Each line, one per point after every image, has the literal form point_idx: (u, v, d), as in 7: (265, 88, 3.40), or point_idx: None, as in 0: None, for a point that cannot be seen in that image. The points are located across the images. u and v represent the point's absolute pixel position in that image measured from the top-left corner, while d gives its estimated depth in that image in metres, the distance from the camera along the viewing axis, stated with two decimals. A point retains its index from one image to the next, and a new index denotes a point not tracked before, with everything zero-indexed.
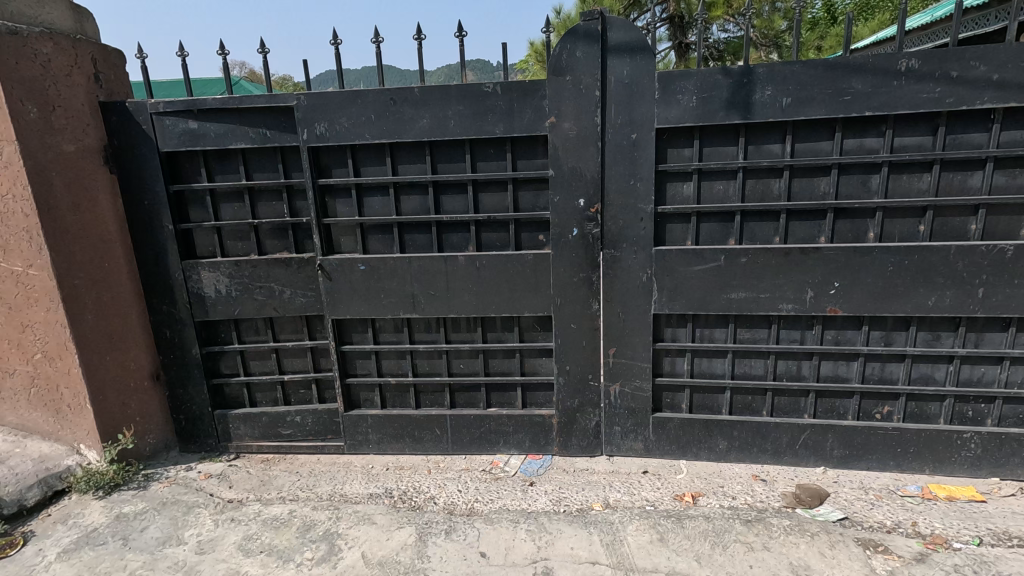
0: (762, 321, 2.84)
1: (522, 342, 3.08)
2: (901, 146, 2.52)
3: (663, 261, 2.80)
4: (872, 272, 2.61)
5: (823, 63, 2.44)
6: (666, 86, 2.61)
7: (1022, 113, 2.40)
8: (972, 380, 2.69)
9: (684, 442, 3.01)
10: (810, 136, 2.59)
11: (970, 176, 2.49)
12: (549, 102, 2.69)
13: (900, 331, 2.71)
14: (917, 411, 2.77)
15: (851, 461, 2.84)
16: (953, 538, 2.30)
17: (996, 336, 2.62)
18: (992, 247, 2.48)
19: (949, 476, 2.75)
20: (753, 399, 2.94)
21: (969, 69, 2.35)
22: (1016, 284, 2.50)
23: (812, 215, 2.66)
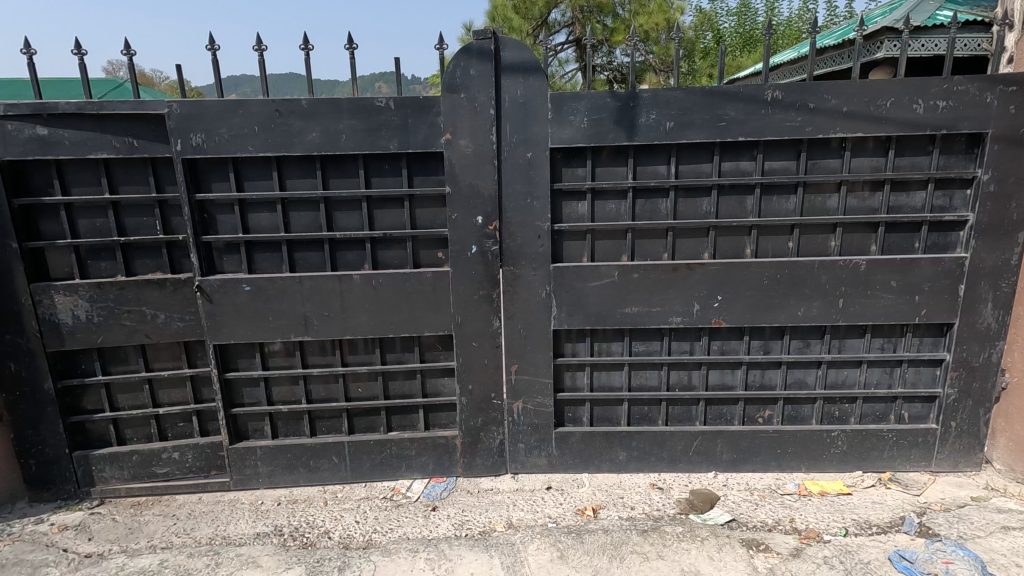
0: (655, 334, 2.96)
1: (423, 362, 3.01)
2: (770, 169, 2.74)
3: (561, 277, 2.85)
4: (750, 286, 2.80)
5: (701, 90, 2.61)
6: (558, 107, 2.67)
7: (868, 142, 2.69)
8: (838, 383, 2.95)
9: (586, 455, 3.05)
10: (692, 159, 2.75)
11: (828, 198, 2.76)
12: (445, 119, 2.67)
13: (776, 340, 2.93)
14: (793, 414, 3.00)
15: (739, 464, 3.01)
16: (824, 531, 2.49)
17: (856, 342, 2.90)
18: (848, 261, 2.74)
19: (821, 473, 2.99)
20: (650, 409, 3.05)
21: (824, 101, 2.60)
22: (869, 294, 2.77)
23: (696, 232, 2.82)
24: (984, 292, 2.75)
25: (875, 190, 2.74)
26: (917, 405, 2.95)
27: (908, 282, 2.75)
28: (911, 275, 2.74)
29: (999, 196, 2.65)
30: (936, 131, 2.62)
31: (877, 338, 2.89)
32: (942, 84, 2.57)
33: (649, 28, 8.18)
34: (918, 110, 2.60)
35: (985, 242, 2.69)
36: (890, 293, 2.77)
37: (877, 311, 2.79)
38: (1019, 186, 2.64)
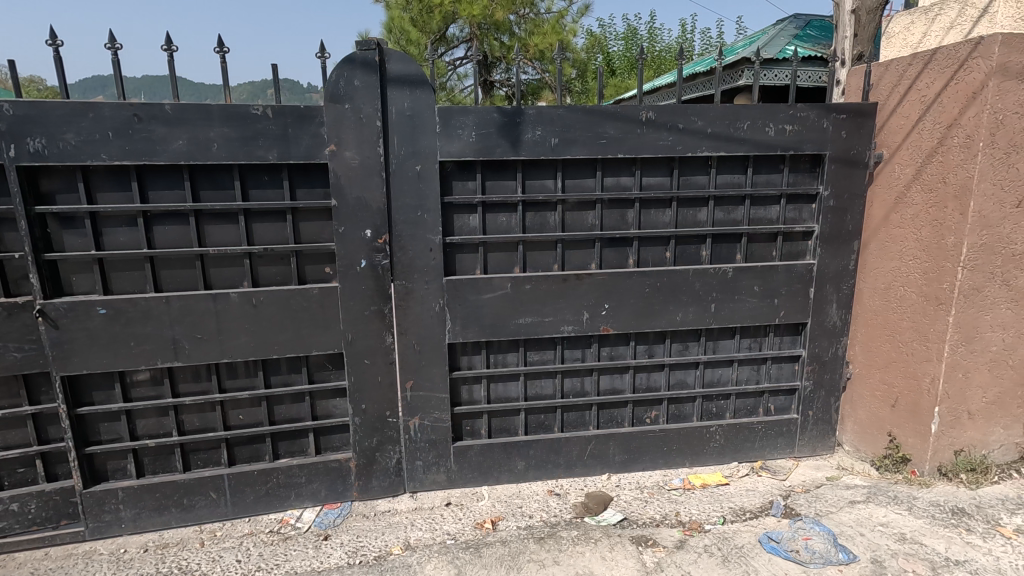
0: (548, 343, 3.03)
1: (312, 383, 2.85)
2: (647, 184, 2.92)
3: (455, 290, 2.84)
4: (633, 294, 2.96)
5: (582, 108, 2.74)
6: (446, 120, 2.68)
7: (731, 161, 2.96)
8: (714, 381, 3.19)
9: (485, 467, 3.05)
10: (577, 174, 2.87)
11: (699, 212, 2.99)
12: (328, 129, 2.58)
13: (659, 344, 3.12)
14: (677, 412, 3.20)
15: (630, 464, 3.16)
16: (705, 521, 2.67)
17: (728, 343, 3.16)
18: (718, 269, 2.99)
19: (703, 466, 3.21)
20: (546, 417, 3.11)
21: (691, 122, 2.83)
22: (736, 298, 3.04)
23: (583, 244, 2.94)
24: (830, 294, 3.11)
25: (738, 204, 3.01)
26: (781, 397, 3.26)
27: (768, 287, 3.05)
28: (770, 280, 3.04)
29: (837, 210, 3.03)
30: (785, 152, 2.94)
31: (746, 338, 3.17)
32: (788, 110, 2.89)
33: (544, 48, 8.51)
34: (770, 133, 2.90)
35: (828, 251, 3.05)
36: (754, 297, 3.05)
37: (743, 314, 3.07)
38: (852, 201, 3.03)
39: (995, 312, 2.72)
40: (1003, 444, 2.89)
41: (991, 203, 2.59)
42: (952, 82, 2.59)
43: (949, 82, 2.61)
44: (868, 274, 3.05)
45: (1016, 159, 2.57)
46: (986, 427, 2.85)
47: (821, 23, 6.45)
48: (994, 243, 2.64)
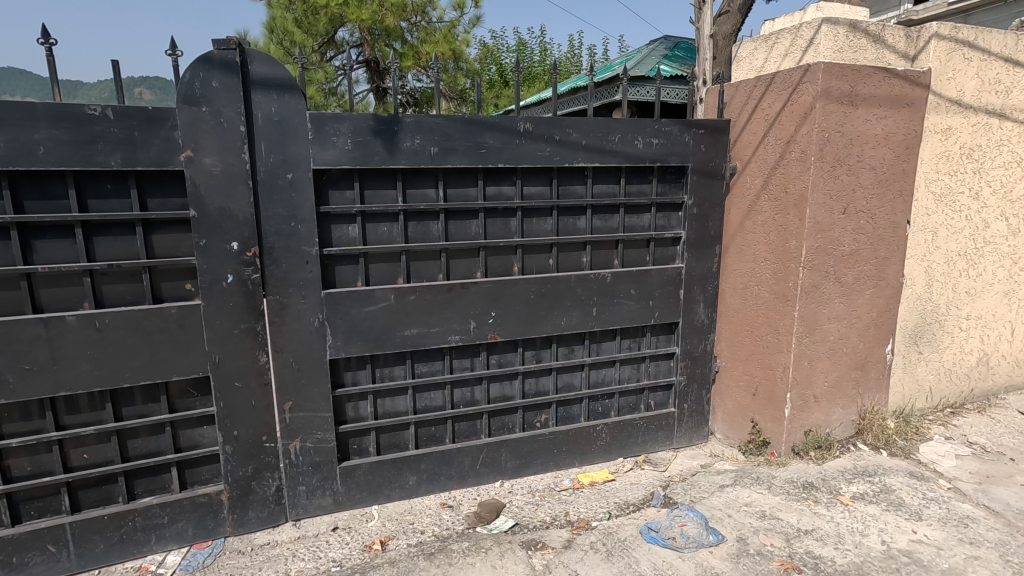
0: (436, 353, 2.99)
1: (173, 412, 2.59)
2: (528, 194, 2.99)
3: (334, 304, 2.71)
4: (518, 301, 3.01)
5: (461, 118, 2.75)
6: (318, 127, 2.56)
7: (606, 171, 3.12)
8: (599, 382, 3.33)
9: (375, 486, 2.93)
10: (458, 183, 2.87)
11: (578, 220, 3.12)
12: (183, 134, 2.36)
13: (546, 349, 3.19)
14: (565, 414, 3.29)
15: (522, 469, 3.19)
16: (592, 518, 2.77)
17: (609, 345, 3.31)
18: (597, 274, 3.13)
19: (591, 464, 3.34)
20: (437, 429, 3.06)
21: (566, 134, 2.94)
22: (616, 302, 3.20)
23: (468, 253, 2.94)
24: (698, 295, 3.37)
25: (613, 212, 3.18)
26: (660, 393, 3.47)
27: (644, 291, 3.24)
28: (645, 283, 3.24)
29: (701, 217, 3.29)
30: (653, 163, 3.15)
31: (626, 339, 3.34)
32: (654, 125, 3.10)
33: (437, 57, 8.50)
34: (639, 145, 3.09)
35: (694, 255, 3.31)
36: (631, 300, 3.23)
37: (622, 316, 3.23)
38: (713, 209, 3.31)
39: (830, 306, 3.08)
40: (843, 422, 3.29)
41: (823, 210, 2.94)
42: (789, 103, 2.92)
43: (786, 103, 2.94)
44: (729, 275, 3.35)
45: (841, 172, 2.94)
46: (829, 407, 3.22)
47: (688, 45, 7.03)
48: (827, 245, 3.00)
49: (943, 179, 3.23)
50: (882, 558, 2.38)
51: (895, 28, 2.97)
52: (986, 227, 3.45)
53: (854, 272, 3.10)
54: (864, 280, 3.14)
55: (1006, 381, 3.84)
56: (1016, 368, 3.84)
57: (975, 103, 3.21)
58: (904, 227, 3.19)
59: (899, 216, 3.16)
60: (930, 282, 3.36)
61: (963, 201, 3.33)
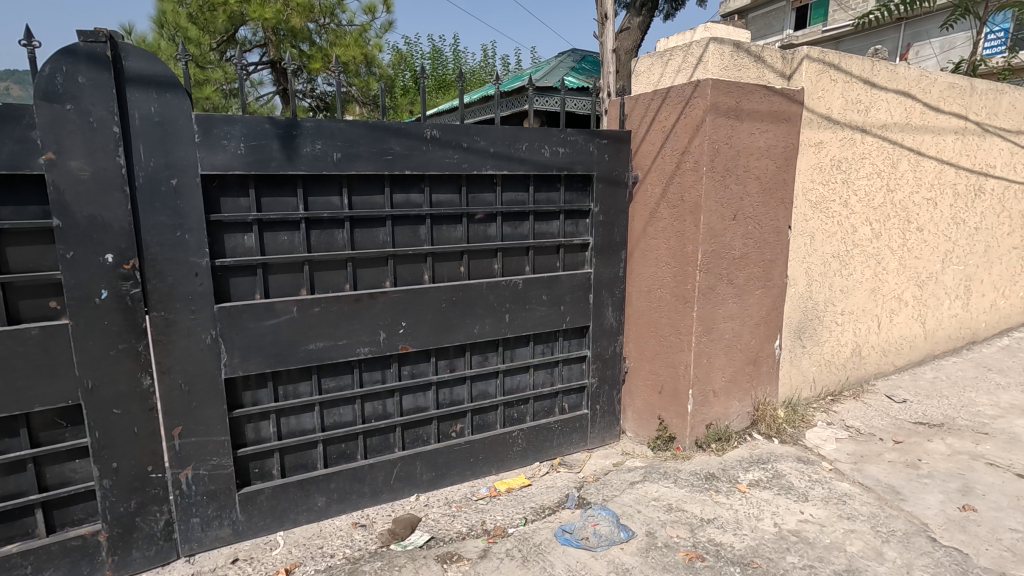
0: (345, 367, 2.87)
1: (37, 447, 2.30)
2: (437, 201, 2.96)
3: (229, 319, 2.53)
4: (429, 310, 2.96)
5: (364, 123, 2.67)
6: (206, 129, 2.39)
7: (514, 179, 3.15)
8: (513, 388, 3.35)
9: (280, 511, 2.76)
10: (364, 190, 2.79)
11: (489, 227, 3.12)
12: (42, 134, 2.12)
13: (459, 357, 3.16)
14: (481, 422, 3.28)
15: (438, 481, 3.14)
16: (508, 525, 2.77)
17: (523, 350, 3.33)
18: (509, 281, 3.15)
19: (508, 471, 3.34)
20: (347, 446, 2.93)
21: (474, 142, 2.95)
22: (528, 307, 3.24)
23: (376, 262, 2.86)
24: (606, 299, 3.48)
25: (523, 219, 3.22)
26: (573, 396, 3.54)
27: (555, 296, 3.31)
28: (555, 289, 3.30)
29: (607, 224, 3.41)
30: (560, 171, 3.22)
31: (539, 344, 3.38)
32: (560, 134, 3.18)
33: (348, 60, 8.23)
34: (546, 154, 3.16)
35: (601, 260, 3.42)
36: (543, 305, 3.28)
37: (534, 322, 3.27)
38: (617, 216, 3.44)
39: (725, 306, 3.30)
40: (740, 414, 3.52)
41: (715, 216, 3.15)
42: (683, 116, 3.10)
43: (680, 116, 3.12)
44: (634, 279, 3.50)
45: (730, 181, 3.16)
46: (727, 401, 3.44)
47: (594, 58, 7.30)
48: (720, 249, 3.20)
49: (817, 188, 3.57)
50: (774, 539, 2.56)
51: (773, 50, 3.24)
52: (854, 232, 3.84)
53: (744, 274, 3.34)
54: (754, 281, 3.39)
55: (876, 368, 4.29)
56: (883, 356, 4.31)
57: (841, 120, 3.58)
58: (786, 232, 3.48)
59: (781, 222, 3.44)
60: (809, 281, 3.69)
61: (835, 208, 3.69)
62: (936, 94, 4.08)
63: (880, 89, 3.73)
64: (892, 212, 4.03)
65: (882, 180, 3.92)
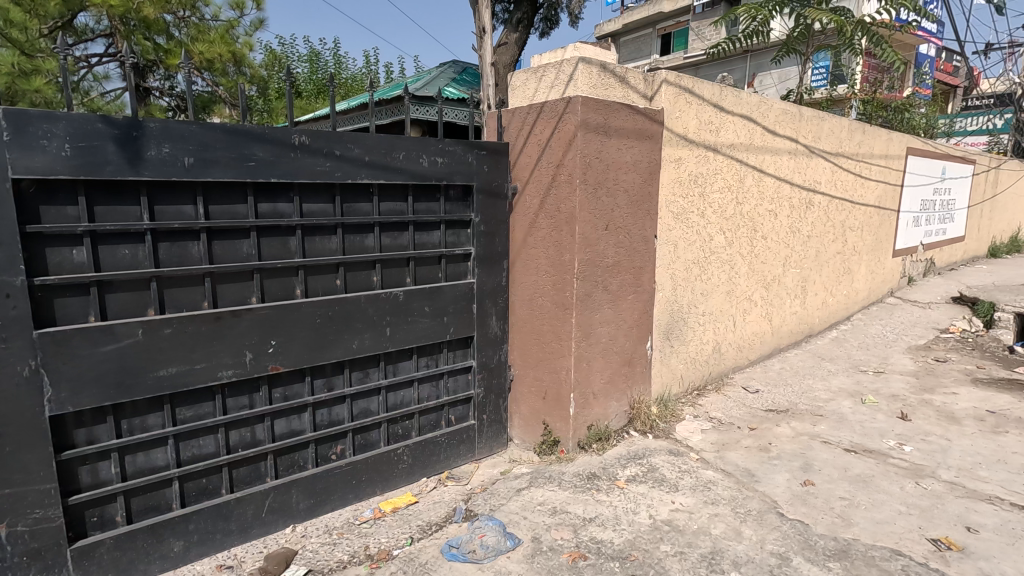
0: (205, 393, 2.60)
1: None
2: (308, 211, 2.79)
3: (54, 346, 2.18)
4: (303, 326, 2.78)
5: (221, 126, 2.45)
6: (20, 127, 2.05)
7: (392, 189, 3.07)
8: (397, 403, 3.24)
9: (125, 562, 2.42)
10: (224, 199, 2.55)
11: (366, 238, 3.00)
12: None
13: (338, 375, 2.99)
14: (363, 442, 3.12)
15: (317, 508, 2.94)
16: (392, 547, 2.66)
17: (406, 364, 3.24)
18: (389, 293, 3.06)
19: (394, 490, 3.22)
20: (209, 480, 2.65)
21: (347, 150, 2.83)
22: (410, 320, 3.16)
23: (240, 277, 2.63)
24: (489, 308, 3.51)
25: (402, 230, 3.14)
26: (459, 407, 3.51)
27: (437, 307, 3.27)
28: (438, 300, 3.26)
29: (488, 234, 3.44)
30: (439, 182, 3.20)
31: (422, 357, 3.31)
32: (438, 144, 3.16)
33: (212, 57, 7.43)
34: (424, 164, 3.12)
35: (484, 270, 3.45)
36: (425, 317, 3.22)
37: (417, 334, 3.20)
38: (498, 226, 3.49)
39: (601, 311, 3.46)
40: (618, 413, 3.71)
41: (589, 226, 3.30)
42: (557, 131, 3.23)
43: (554, 130, 3.25)
44: (517, 287, 3.57)
45: (601, 193, 3.34)
46: (606, 402, 3.61)
47: (475, 71, 7.39)
48: (595, 258, 3.37)
49: (678, 200, 3.89)
50: (649, 531, 2.72)
51: (636, 72, 3.48)
52: (711, 240, 4.23)
53: (618, 280, 3.54)
54: (626, 287, 3.60)
55: (733, 363, 4.75)
56: (739, 352, 4.78)
57: (697, 139, 3.94)
58: (653, 241, 3.74)
59: (649, 232, 3.69)
60: (675, 286, 4.00)
61: (694, 218, 4.04)
62: (772, 119, 4.63)
63: (728, 112, 4.16)
64: (741, 222, 4.50)
65: (732, 194, 4.36)
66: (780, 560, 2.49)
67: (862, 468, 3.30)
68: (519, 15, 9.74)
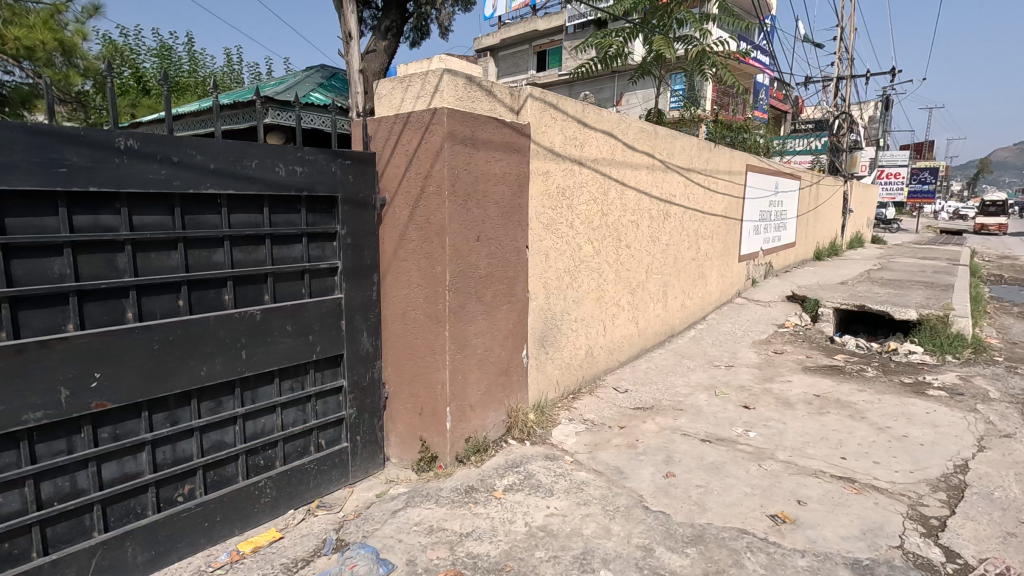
0: (4, 441, 2.18)
1: None
2: (140, 224, 2.47)
3: None
4: (135, 355, 2.45)
5: (19, 125, 2.09)
6: None
7: (245, 199, 2.82)
8: (257, 432, 2.97)
9: None
10: (23, 210, 2.17)
11: (214, 253, 2.73)
12: None
13: (183, 407, 2.68)
14: (217, 478, 2.82)
15: (160, 560, 2.60)
16: None
17: (267, 389, 2.99)
18: (243, 313, 2.80)
19: (254, 527, 2.95)
20: (14, 545, 2.22)
21: (187, 156, 2.55)
22: (269, 341, 2.92)
23: (44, 301, 2.23)
24: (360, 324, 3.36)
25: (258, 244, 2.89)
26: (330, 430, 3.30)
27: (300, 325, 3.06)
28: (301, 318, 3.06)
29: (355, 247, 3.30)
30: (298, 192, 3.00)
31: (285, 380, 3.07)
32: (296, 152, 2.96)
33: (32, 45, 6.43)
34: (281, 173, 2.91)
35: (352, 284, 3.30)
36: (287, 337, 3.00)
37: (278, 356, 2.97)
38: (367, 238, 3.36)
39: (475, 323, 3.46)
40: (495, 423, 3.73)
41: (460, 238, 3.29)
42: (425, 141, 3.19)
43: (422, 141, 3.21)
44: (389, 301, 3.47)
45: (471, 205, 3.35)
46: (483, 413, 3.61)
47: (345, 76, 7.14)
48: (466, 269, 3.36)
49: (547, 212, 4.02)
50: (525, 538, 2.75)
51: (502, 87, 3.55)
52: (580, 250, 4.43)
53: (491, 291, 3.56)
54: (500, 297, 3.64)
55: (605, 365, 5.00)
56: (609, 354, 5.05)
57: (563, 153, 4.11)
58: (524, 252, 3.83)
59: (520, 243, 3.77)
60: (547, 294, 4.13)
61: (563, 229, 4.21)
62: (631, 136, 4.98)
63: (591, 128, 4.39)
64: (607, 232, 4.77)
65: (597, 206, 4.60)
66: (644, 552, 2.63)
67: (715, 456, 3.61)
68: (387, 23, 9.63)
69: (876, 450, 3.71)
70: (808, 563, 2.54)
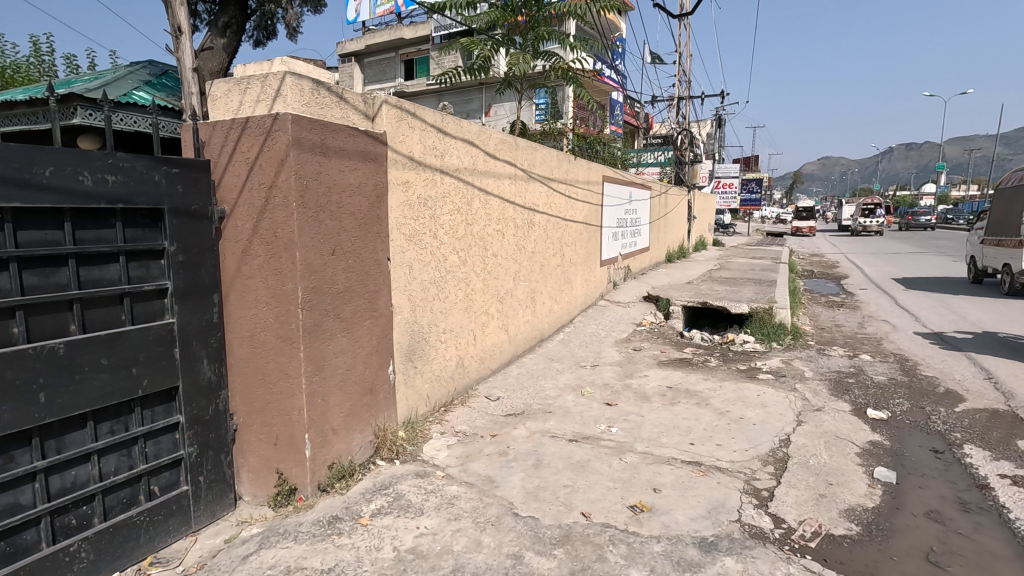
0: None
1: None
2: None
3: None
4: None
5: None
6: None
7: (38, 213, 2.38)
8: (65, 488, 2.50)
9: None
10: None
11: None
12: None
13: None
14: (11, 549, 2.32)
15: None
16: None
17: (77, 436, 2.53)
18: (39, 347, 2.35)
19: None
20: None
21: None
22: (78, 379, 2.49)
23: None
24: (198, 351, 3.00)
25: (58, 265, 2.45)
26: (164, 475, 2.89)
27: (120, 358, 2.64)
28: (120, 349, 2.65)
29: (189, 265, 2.95)
30: (111, 204, 2.60)
31: (103, 423, 2.63)
32: (105, 159, 2.57)
33: None
34: (85, 182, 2.50)
35: (186, 307, 2.94)
36: (102, 372, 2.58)
37: (91, 396, 2.53)
38: (203, 255, 3.03)
39: (333, 342, 3.26)
40: (361, 445, 3.54)
41: (312, 252, 3.09)
42: (267, 149, 2.95)
43: (263, 148, 2.97)
44: (234, 323, 3.16)
45: (323, 217, 3.16)
46: (347, 436, 3.41)
47: (176, 74, 6.44)
48: (321, 285, 3.16)
49: (408, 223, 3.93)
50: (393, 564, 2.62)
51: (353, 93, 3.41)
52: (445, 260, 4.40)
53: (350, 307, 3.39)
54: (360, 313, 3.48)
55: (476, 375, 5.01)
56: (481, 363, 5.07)
57: (422, 162, 4.05)
58: (386, 264, 3.70)
59: (380, 255, 3.64)
60: (413, 307, 4.04)
61: (426, 240, 4.14)
62: (492, 146, 5.07)
63: (450, 138, 4.39)
64: (473, 242, 4.79)
65: (461, 216, 4.60)
66: (514, 560, 2.65)
67: (581, 455, 3.76)
68: (225, 19, 8.88)
69: (718, 434, 4.12)
70: (662, 547, 2.72)
